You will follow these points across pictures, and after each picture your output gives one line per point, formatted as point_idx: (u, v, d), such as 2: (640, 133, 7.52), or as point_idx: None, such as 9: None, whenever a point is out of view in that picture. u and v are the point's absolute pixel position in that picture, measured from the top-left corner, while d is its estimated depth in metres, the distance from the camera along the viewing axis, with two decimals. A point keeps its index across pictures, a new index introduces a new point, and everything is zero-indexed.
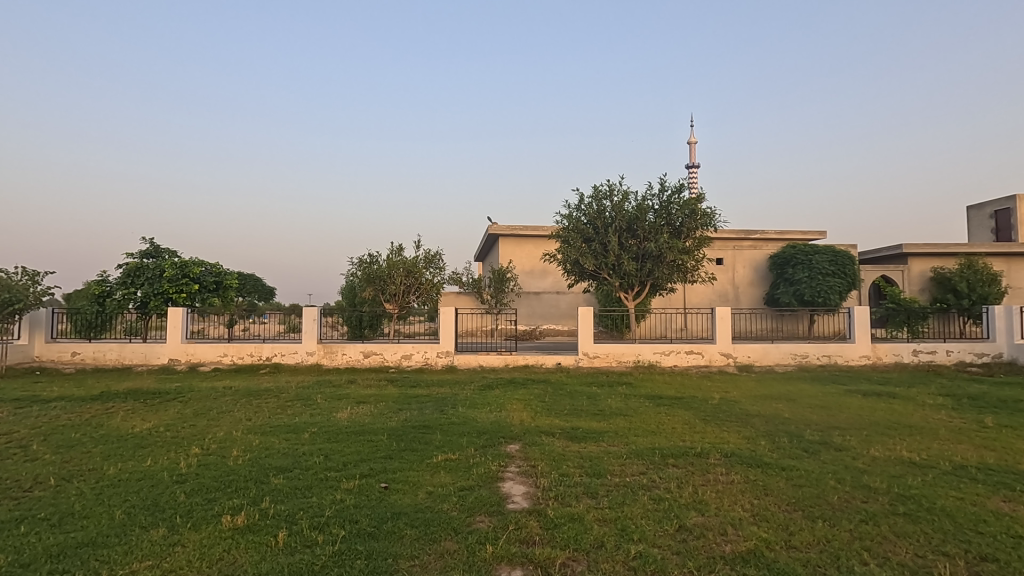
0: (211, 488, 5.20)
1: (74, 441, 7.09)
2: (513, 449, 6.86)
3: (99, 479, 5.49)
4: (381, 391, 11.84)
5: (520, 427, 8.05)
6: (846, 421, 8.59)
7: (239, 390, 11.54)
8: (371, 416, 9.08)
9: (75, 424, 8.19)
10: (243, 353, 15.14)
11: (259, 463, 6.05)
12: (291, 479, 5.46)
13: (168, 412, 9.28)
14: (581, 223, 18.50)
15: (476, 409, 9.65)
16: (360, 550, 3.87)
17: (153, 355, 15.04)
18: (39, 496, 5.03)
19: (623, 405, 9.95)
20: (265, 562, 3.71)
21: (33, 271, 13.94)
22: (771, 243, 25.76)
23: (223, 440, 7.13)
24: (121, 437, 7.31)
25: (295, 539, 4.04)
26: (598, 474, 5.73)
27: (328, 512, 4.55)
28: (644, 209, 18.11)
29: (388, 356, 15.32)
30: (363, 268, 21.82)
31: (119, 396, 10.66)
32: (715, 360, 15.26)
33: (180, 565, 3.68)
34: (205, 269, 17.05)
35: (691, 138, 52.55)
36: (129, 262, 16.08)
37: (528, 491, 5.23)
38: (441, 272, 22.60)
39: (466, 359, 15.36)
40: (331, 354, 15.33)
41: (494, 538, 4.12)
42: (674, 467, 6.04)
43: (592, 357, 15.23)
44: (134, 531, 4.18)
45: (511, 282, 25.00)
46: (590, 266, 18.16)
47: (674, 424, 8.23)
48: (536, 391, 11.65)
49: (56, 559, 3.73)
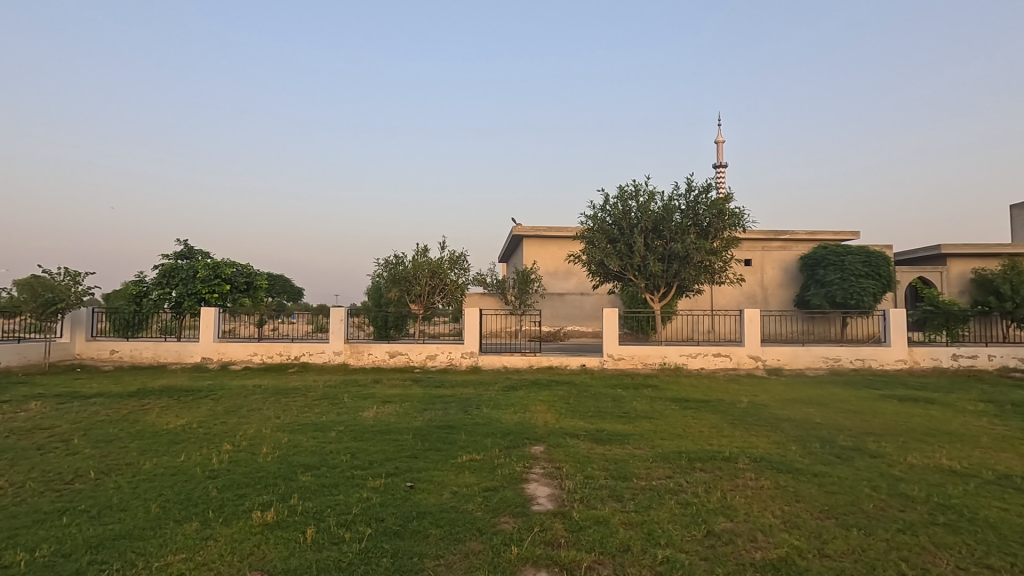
0: (241, 484, 5.30)
1: (113, 436, 7.35)
2: (537, 450, 6.83)
3: (136, 473, 5.68)
4: (406, 390, 11.94)
5: (544, 428, 8.05)
6: (882, 427, 8.33)
7: (267, 389, 11.69)
8: (396, 415, 9.11)
9: (113, 420, 8.48)
10: (272, 352, 15.46)
11: (286, 461, 6.14)
12: (319, 476, 5.54)
13: (200, 410, 9.50)
14: (606, 224, 18.33)
15: (500, 410, 9.66)
16: (386, 548, 3.91)
17: (186, 353, 15.45)
18: (80, 488, 5.22)
19: (649, 408, 9.83)
20: (294, 557, 3.77)
21: (75, 272, 14.52)
22: (802, 244, 25.20)
23: (253, 438, 7.27)
24: (155, 433, 7.54)
25: (323, 536, 4.10)
26: (624, 477, 5.67)
27: (355, 509, 4.62)
28: (670, 209, 17.88)
29: (413, 356, 15.50)
30: (388, 268, 22.08)
31: (154, 394, 10.97)
32: (743, 362, 14.97)
33: (213, 557, 3.77)
34: (236, 269, 17.92)
35: (720, 136, 51.11)
36: (163, 263, 16.97)
37: (553, 493, 5.19)
38: (466, 273, 22.80)
39: (490, 360, 15.44)
40: (358, 354, 15.56)
41: (519, 539, 4.11)
42: (702, 471, 5.94)
43: (617, 359, 15.12)
44: (168, 524, 4.30)
45: (535, 282, 24.99)
46: (615, 267, 17.93)
47: (701, 428, 8.12)
48: (561, 392, 11.62)
49: (96, 549, 3.86)
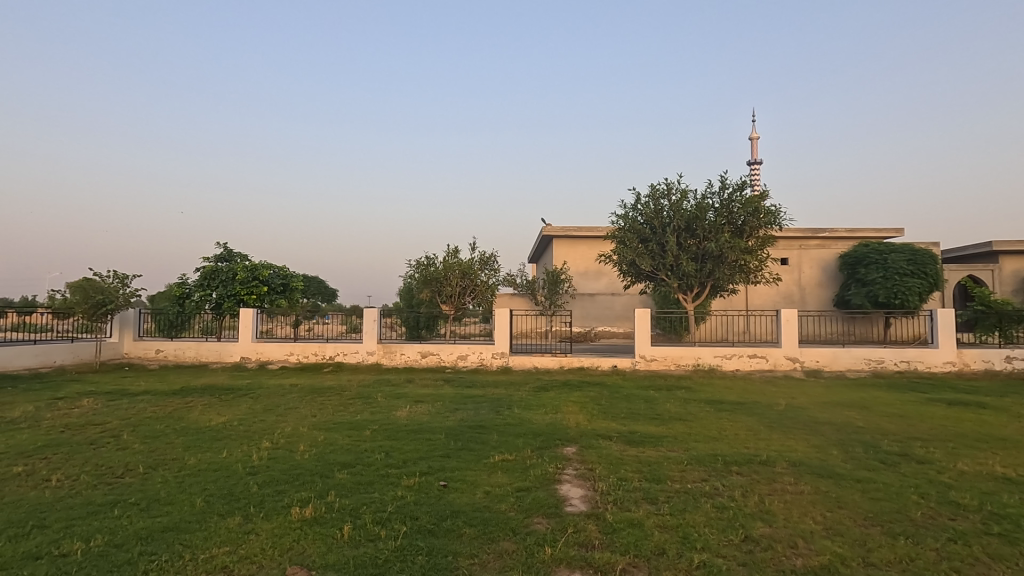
0: (280, 481, 5.45)
1: (159, 432, 7.66)
2: (569, 451, 6.81)
3: (181, 468, 5.90)
4: (438, 390, 12.06)
5: (576, 429, 8.01)
6: (930, 431, 8.01)
7: (304, 388, 11.98)
8: (428, 415, 9.22)
9: (159, 416, 8.82)
10: (308, 352, 15.82)
11: (323, 458, 6.29)
12: (354, 474, 5.65)
13: (240, 408, 9.80)
14: (637, 223, 18.13)
15: (531, 410, 9.67)
16: (421, 545, 3.96)
17: (226, 353, 15.95)
18: (130, 482, 5.45)
19: (682, 410, 9.67)
20: (332, 553, 3.85)
21: (123, 274, 15.17)
22: (841, 242, 24.44)
23: (291, 436, 7.46)
24: (199, 429, 7.82)
25: (359, 532, 4.17)
26: (658, 479, 5.60)
27: (390, 506, 4.69)
28: (704, 207, 17.58)
29: (444, 356, 15.65)
30: (420, 269, 22.35)
31: (197, 392, 11.36)
32: (780, 364, 14.59)
33: (255, 551, 3.88)
34: (274, 271, 18.43)
35: (755, 132, 49.94)
36: (205, 266, 17.58)
37: (586, 495, 5.16)
38: (496, 274, 22.90)
39: (521, 360, 15.47)
40: (390, 354, 15.80)
41: (552, 540, 4.11)
42: (738, 475, 5.82)
43: (649, 360, 14.95)
44: (212, 518, 4.45)
45: (565, 283, 24.91)
46: (647, 267, 17.72)
47: (736, 430, 7.96)
48: (592, 393, 11.56)
49: (145, 541, 4.02)
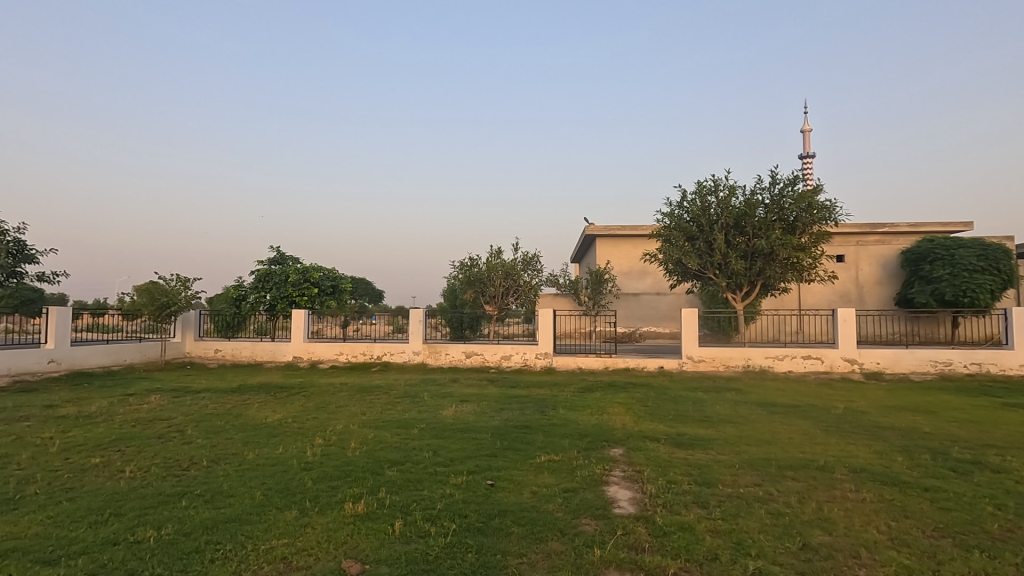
0: (334, 476, 5.62)
1: (220, 428, 8.03)
2: (616, 453, 6.73)
3: (241, 462, 6.17)
4: (483, 390, 12.16)
5: (622, 431, 7.92)
6: (1006, 438, 7.49)
7: (353, 386, 12.33)
8: (474, 414, 9.32)
9: (219, 413, 9.26)
10: (356, 352, 16.26)
11: (373, 456, 6.44)
12: (403, 472, 5.77)
13: (293, 405, 10.17)
14: (683, 221, 17.72)
15: (576, 411, 9.61)
16: (470, 543, 4.01)
17: (280, 352, 16.57)
18: (195, 474, 5.75)
19: (733, 412, 9.40)
20: (384, 548, 3.95)
21: (185, 278, 16.03)
22: (903, 237, 23.19)
23: (342, 433, 7.68)
24: (256, 426, 8.16)
25: (410, 529, 4.26)
26: (709, 483, 5.47)
27: (439, 504, 4.77)
28: (754, 203, 17.05)
29: (488, 356, 15.77)
30: (464, 270, 22.60)
31: (253, 390, 11.86)
32: (837, 366, 13.97)
33: (311, 544, 4.02)
34: (323, 273, 19.04)
35: (807, 124, 47.96)
36: (259, 269, 18.34)
37: (635, 497, 5.09)
38: (539, 274, 22.89)
39: (565, 361, 15.41)
40: (436, 354, 16.03)
41: (601, 542, 4.07)
42: (794, 481, 5.61)
43: (696, 361, 14.62)
44: (271, 511, 4.64)
45: (608, 283, 24.65)
46: (694, 265, 17.31)
47: (791, 434, 7.67)
48: (638, 394, 11.39)
49: (211, 530, 4.23)
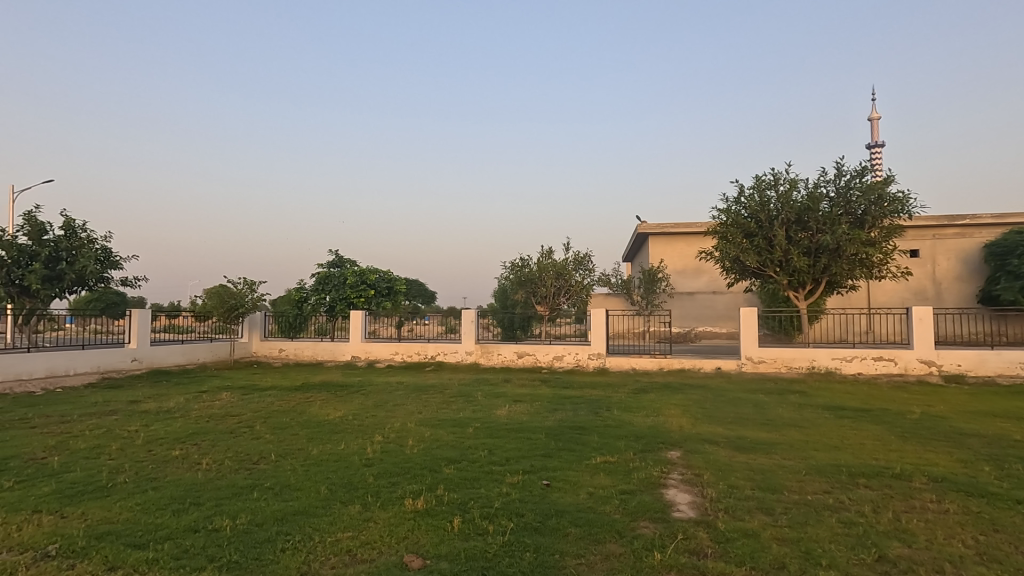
0: (393, 473, 5.78)
1: (286, 424, 8.43)
2: (673, 455, 6.59)
3: (306, 457, 6.45)
4: (535, 390, 12.17)
5: (680, 433, 7.73)
6: None
7: (408, 385, 12.62)
8: (528, 414, 9.36)
9: (285, 410, 9.71)
10: (411, 352, 16.64)
11: (431, 453, 6.58)
12: (460, 470, 5.86)
13: (353, 403, 10.54)
14: (741, 217, 17.11)
15: (631, 412, 9.48)
16: (528, 542, 4.03)
17: (339, 352, 17.17)
18: (265, 467, 6.06)
19: (797, 415, 9.00)
20: (444, 544, 4.02)
21: (252, 281, 16.92)
22: (986, 230, 21.51)
23: (400, 431, 7.88)
24: (319, 422, 8.50)
25: (468, 526, 4.32)
26: (773, 489, 5.26)
27: (496, 502, 4.82)
28: (817, 197, 16.33)
29: (540, 356, 15.77)
30: (515, 271, 22.71)
31: (315, 388, 12.35)
32: (912, 368, 13.13)
33: (374, 537, 4.15)
34: (379, 275, 19.62)
35: (875, 113, 45.27)
36: (319, 272, 19.11)
37: (695, 501, 4.97)
38: (591, 274, 22.69)
39: (618, 361, 15.21)
40: (488, 354, 16.19)
41: (661, 545, 4.00)
42: (866, 489, 5.32)
43: (756, 362, 14.10)
44: (336, 505, 4.83)
45: (662, 282, 24.14)
46: (753, 263, 16.68)
47: (862, 439, 7.27)
48: (695, 396, 11.10)
49: (281, 521, 4.45)
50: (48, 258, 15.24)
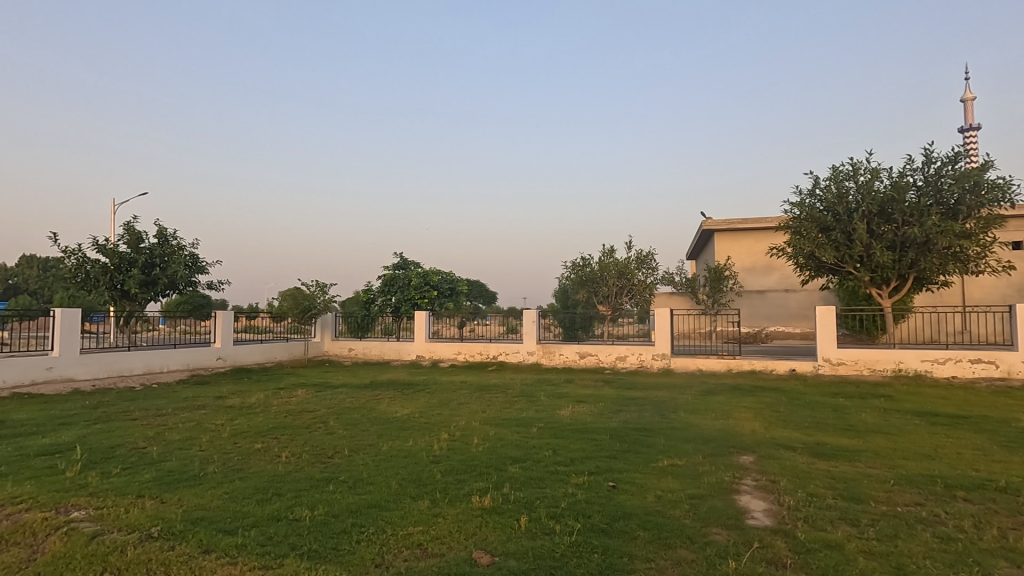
0: (460, 470, 5.89)
1: (357, 420, 8.79)
2: (746, 460, 6.33)
3: (377, 453, 6.69)
4: (598, 391, 12.04)
5: (752, 437, 7.42)
6: None
7: (472, 385, 12.82)
8: (591, 415, 9.27)
9: (355, 407, 10.12)
10: (474, 351, 16.91)
11: (495, 452, 6.65)
12: (526, 469, 5.89)
13: (419, 401, 10.83)
14: (816, 210, 16.24)
15: (699, 415, 9.19)
16: (596, 544, 3.99)
17: (405, 351, 17.70)
18: (339, 461, 6.34)
19: (883, 421, 8.41)
20: (512, 542, 4.06)
21: (323, 284, 17.76)
22: None
23: (465, 430, 8.02)
24: (388, 420, 8.80)
25: (535, 525, 4.34)
26: (858, 499, 4.94)
27: (562, 502, 4.81)
28: (902, 187, 15.24)
29: (603, 357, 15.61)
30: (576, 270, 22.57)
31: (383, 386, 12.79)
32: (1016, 371, 11.97)
33: (444, 532, 4.25)
34: (442, 277, 20.08)
35: (968, 94, 41.60)
36: (386, 274, 19.78)
37: (771, 508, 4.75)
38: (654, 272, 22.21)
39: (683, 362, 14.79)
40: (550, 354, 16.20)
41: (735, 553, 3.86)
42: (965, 502, 4.89)
43: (835, 364, 13.31)
44: (407, 499, 4.97)
45: (730, 280, 23.24)
46: (830, 258, 15.74)
47: (959, 449, 6.69)
48: (767, 399, 10.61)
49: (356, 514, 4.63)
50: (145, 264, 16.61)
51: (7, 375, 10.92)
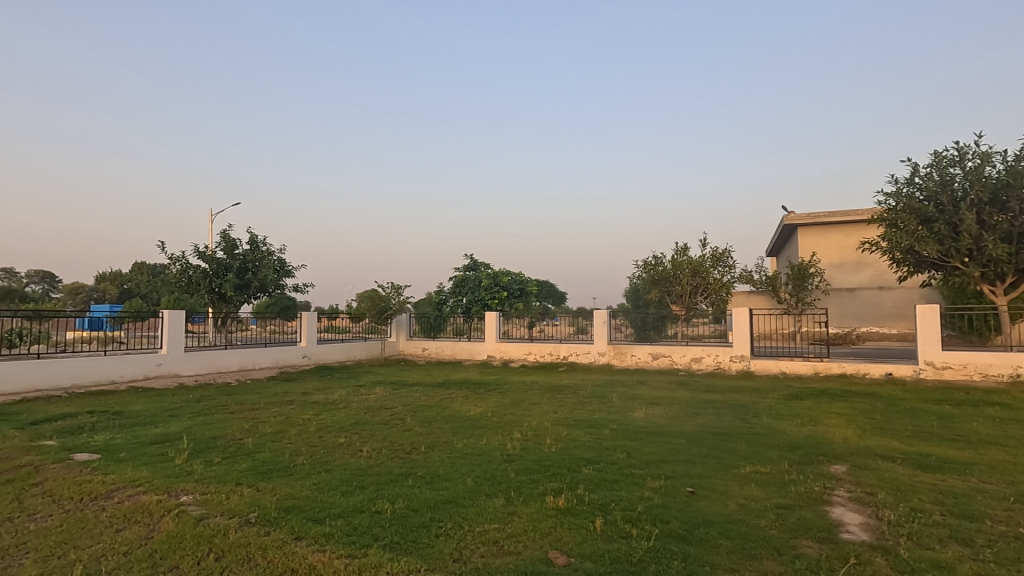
0: (533, 470, 5.91)
1: (433, 418, 9.03)
2: (838, 470, 5.92)
3: (452, 450, 6.85)
4: (673, 393, 11.68)
5: (844, 445, 6.92)
6: None
7: (543, 385, 12.84)
8: (667, 418, 9.02)
9: (430, 404, 10.41)
10: (544, 352, 16.91)
11: (569, 453, 6.61)
12: (600, 471, 5.81)
13: (491, 401, 10.98)
14: (915, 200, 14.90)
15: (784, 420, 8.70)
16: (674, 550, 3.88)
17: (476, 351, 17.99)
18: (416, 457, 6.54)
19: (1000, 432, 7.58)
20: (587, 544, 4.02)
21: (398, 286, 18.46)
22: None
23: (537, 430, 8.03)
24: (462, 418, 8.98)
25: (611, 528, 4.27)
26: (970, 516, 4.49)
27: (639, 507, 4.70)
28: (1019, 172, 13.74)
29: (677, 358, 15.14)
30: (647, 269, 22.05)
31: (456, 385, 13.07)
32: None
33: (519, 531, 4.27)
34: (512, 277, 20.25)
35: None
36: (456, 276, 20.22)
37: (868, 523, 4.41)
38: (731, 271, 21.30)
39: (765, 364, 14.03)
40: (622, 355, 15.93)
41: (828, 568, 3.62)
42: None
43: (939, 368, 12.16)
44: (482, 497, 5.05)
45: (816, 277, 21.84)
46: (932, 253, 14.42)
47: None
48: (860, 405, 9.87)
49: (433, 509, 4.76)
50: (239, 270, 17.94)
51: (125, 370, 12.12)
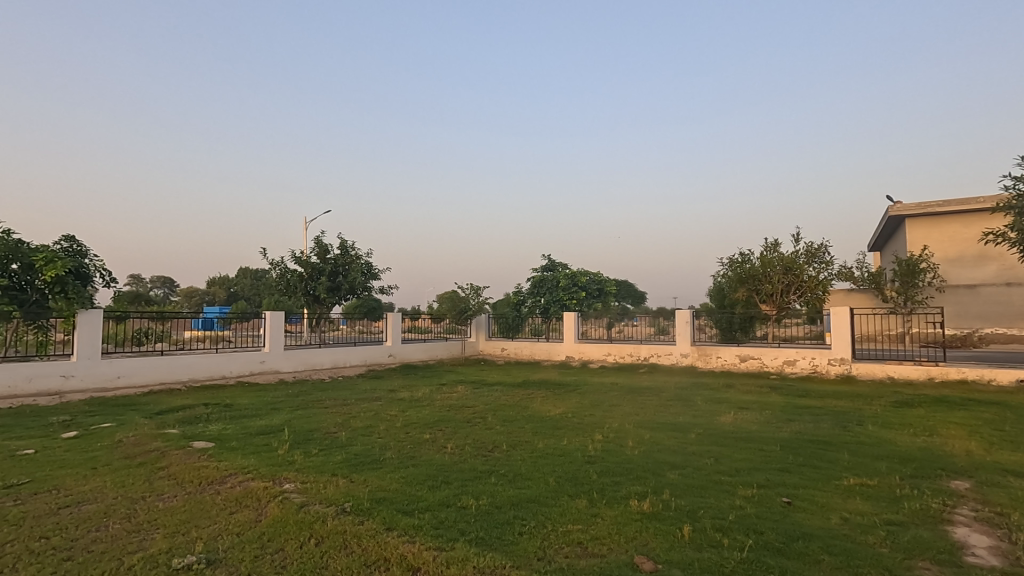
0: (616, 472, 5.80)
1: (513, 417, 9.12)
2: (959, 486, 5.34)
3: (533, 449, 6.88)
4: (764, 398, 11.04)
5: (966, 459, 6.23)
6: None
7: (623, 387, 12.59)
8: (758, 424, 8.54)
9: (510, 404, 10.52)
10: (624, 352, 16.57)
11: (652, 456, 6.44)
12: (686, 476, 5.61)
13: (571, 402, 10.90)
14: None
15: (893, 429, 7.97)
16: (770, 563, 3.67)
17: (554, 352, 17.93)
18: (498, 456, 6.63)
19: None
20: (675, 551, 3.90)
21: (477, 286, 18.84)
22: None
23: (618, 432, 7.88)
24: (542, 418, 9.00)
25: (700, 536, 4.11)
26: None
27: (730, 515, 4.49)
28: None
29: (767, 361, 14.30)
30: (733, 267, 21.02)
31: (535, 385, 13.12)
32: None
33: (603, 533, 4.22)
34: (590, 277, 20.08)
35: None
36: (534, 276, 20.34)
37: (998, 546, 3.94)
38: (828, 267, 19.87)
39: (868, 368, 12.91)
40: (706, 357, 15.28)
41: None
42: None
43: None
44: (564, 497, 5.04)
45: (929, 272, 19.82)
46: None
47: None
48: (986, 415, 8.84)
49: (516, 507, 4.81)
50: (331, 273, 19.05)
51: (234, 365, 13.25)
